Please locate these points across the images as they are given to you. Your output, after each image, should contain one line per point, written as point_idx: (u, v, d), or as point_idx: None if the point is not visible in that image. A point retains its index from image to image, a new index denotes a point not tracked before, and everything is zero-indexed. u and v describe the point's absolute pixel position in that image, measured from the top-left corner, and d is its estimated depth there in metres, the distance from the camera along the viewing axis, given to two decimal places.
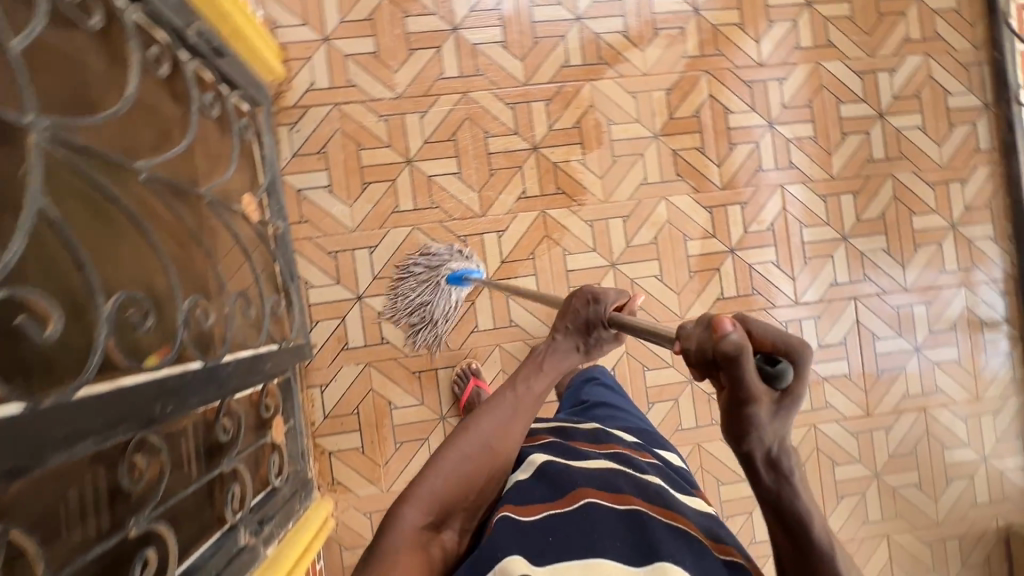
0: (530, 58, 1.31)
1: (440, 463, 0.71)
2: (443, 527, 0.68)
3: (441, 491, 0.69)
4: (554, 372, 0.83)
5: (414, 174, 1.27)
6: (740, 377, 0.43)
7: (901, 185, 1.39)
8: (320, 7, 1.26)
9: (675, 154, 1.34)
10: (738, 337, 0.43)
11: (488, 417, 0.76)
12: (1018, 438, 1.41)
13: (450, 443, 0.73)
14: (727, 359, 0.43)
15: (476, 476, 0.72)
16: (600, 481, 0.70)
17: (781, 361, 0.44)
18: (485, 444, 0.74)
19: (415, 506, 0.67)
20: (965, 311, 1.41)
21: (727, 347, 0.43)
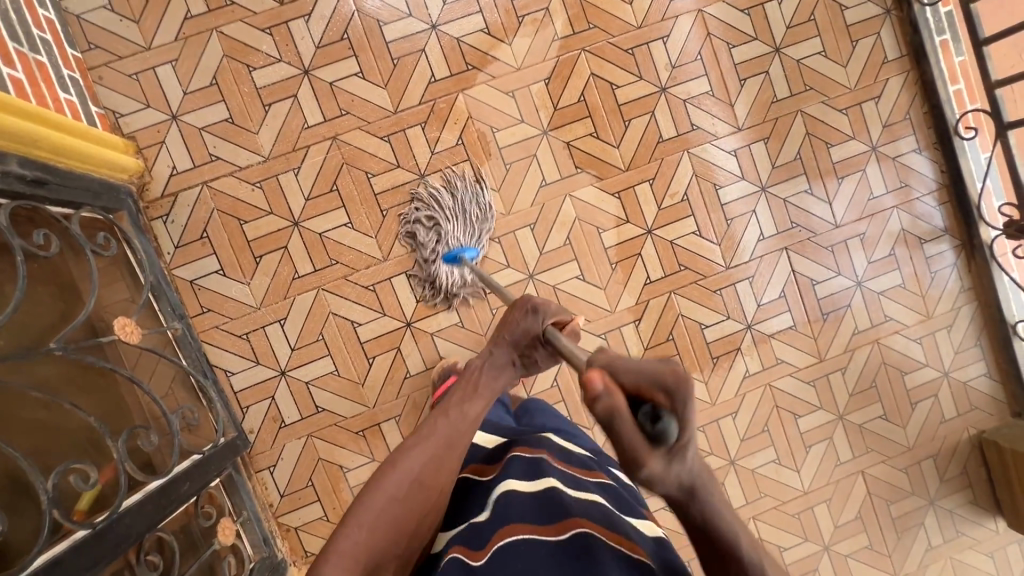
0: (394, 82, 1.22)
1: (369, 510, 0.68)
2: (380, 566, 0.66)
3: (371, 537, 0.66)
4: (485, 392, 0.89)
5: (304, 236, 1.22)
6: (619, 434, 0.47)
7: (812, 120, 1.32)
8: (158, 85, 1.18)
9: (569, 147, 1.26)
10: (607, 395, 0.49)
11: (418, 454, 0.76)
12: (976, 345, 1.38)
13: (376, 488, 0.71)
14: (604, 417, 0.48)
15: (408, 516, 0.70)
16: (545, 510, 0.69)
17: (661, 416, 0.47)
18: (417, 480, 0.73)
19: (342, 556, 0.63)
20: (901, 233, 1.36)
21: (601, 409, 0.48)
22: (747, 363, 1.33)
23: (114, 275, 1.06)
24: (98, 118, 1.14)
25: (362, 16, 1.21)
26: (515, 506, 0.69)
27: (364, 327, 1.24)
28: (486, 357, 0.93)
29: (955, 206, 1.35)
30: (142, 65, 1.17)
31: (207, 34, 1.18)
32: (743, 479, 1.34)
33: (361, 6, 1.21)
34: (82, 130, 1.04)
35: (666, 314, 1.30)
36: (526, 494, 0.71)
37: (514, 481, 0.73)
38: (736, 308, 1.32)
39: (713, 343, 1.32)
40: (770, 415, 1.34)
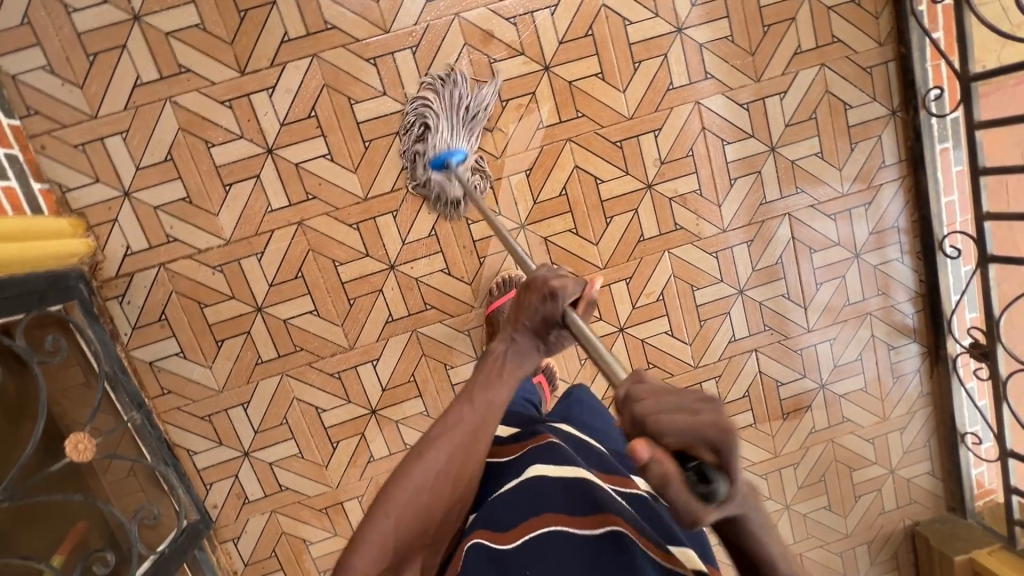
0: (366, 165, 1.15)
1: (393, 503, 0.60)
2: (401, 571, 0.60)
3: (394, 536, 0.59)
4: (512, 381, 0.71)
5: (268, 322, 1.18)
6: (672, 501, 0.37)
7: (798, 224, 1.29)
8: (107, 157, 1.09)
9: (547, 241, 1.22)
10: (656, 461, 0.37)
11: (447, 444, 0.65)
12: (925, 446, 1.44)
13: (402, 481, 0.62)
14: (659, 488, 0.37)
15: (433, 512, 0.62)
16: (578, 497, 0.60)
17: (709, 478, 0.37)
18: (448, 474, 0.63)
19: (368, 558, 0.57)
20: (871, 339, 1.37)
21: (652, 478, 0.37)
22: None
23: (67, 373, 1.03)
24: (41, 197, 1.06)
25: (332, 92, 1.11)
26: (546, 493, 0.61)
27: (328, 412, 1.24)
28: (510, 344, 0.73)
29: (928, 315, 1.36)
30: (89, 135, 1.08)
31: (160, 103, 1.08)
32: None
33: (331, 81, 1.11)
34: (18, 228, 0.97)
35: None
36: (552, 476, 0.62)
37: (544, 460, 0.64)
38: None
39: None
40: None
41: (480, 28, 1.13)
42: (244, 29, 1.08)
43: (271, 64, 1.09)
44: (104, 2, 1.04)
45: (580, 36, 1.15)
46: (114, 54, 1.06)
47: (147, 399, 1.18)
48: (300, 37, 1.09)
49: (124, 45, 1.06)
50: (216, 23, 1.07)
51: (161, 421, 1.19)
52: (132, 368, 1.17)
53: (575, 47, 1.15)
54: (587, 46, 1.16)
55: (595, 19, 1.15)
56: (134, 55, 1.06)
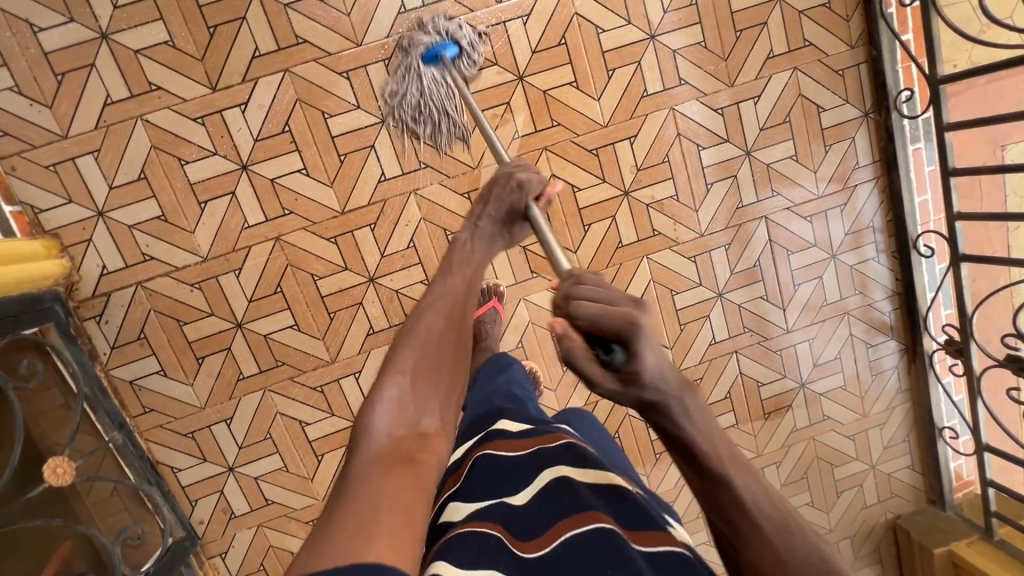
0: (342, 179, 1.15)
1: (401, 367, 0.64)
2: (422, 420, 0.62)
3: (408, 394, 0.62)
4: (478, 258, 0.83)
5: (248, 337, 1.18)
6: (579, 368, 0.47)
7: (774, 226, 1.30)
8: (79, 177, 1.08)
9: (525, 250, 1.23)
10: (565, 334, 0.49)
11: (437, 313, 0.72)
12: (905, 441, 1.46)
13: (407, 349, 0.67)
14: (565, 354, 0.48)
15: (441, 368, 0.67)
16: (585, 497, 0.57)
17: (612, 347, 0.46)
18: (443, 339, 0.69)
19: (389, 413, 0.60)
20: (850, 337, 1.38)
21: (559, 345, 0.48)
22: None
23: (44, 397, 1.03)
24: (12, 219, 1.05)
25: (305, 106, 1.11)
26: (557, 496, 0.59)
27: (312, 426, 1.24)
28: (475, 229, 0.87)
29: (905, 313, 1.38)
30: (59, 155, 1.07)
31: (131, 122, 1.08)
32: None
33: (303, 95, 1.10)
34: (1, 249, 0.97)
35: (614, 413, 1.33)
36: (560, 479, 0.61)
37: (555, 464, 0.63)
38: None
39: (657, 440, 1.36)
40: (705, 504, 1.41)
41: None
42: (214, 45, 1.07)
43: (242, 80, 1.09)
44: (70, 20, 1.03)
45: (553, 45, 1.15)
46: (82, 73, 1.05)
47: (128, 417, 1.17)
48: (271, 52, 1.08)
49: (92, 63, 1.05)
50: (185, 40, 1.06)
51: (143, 439, 1.18)
52: (111, 388, 1.16)
53: (548, 56, 1.16)
54: (560, 55, 1.16)
55: (568, 27, 1.15)
56: (103, 74, 1.05)
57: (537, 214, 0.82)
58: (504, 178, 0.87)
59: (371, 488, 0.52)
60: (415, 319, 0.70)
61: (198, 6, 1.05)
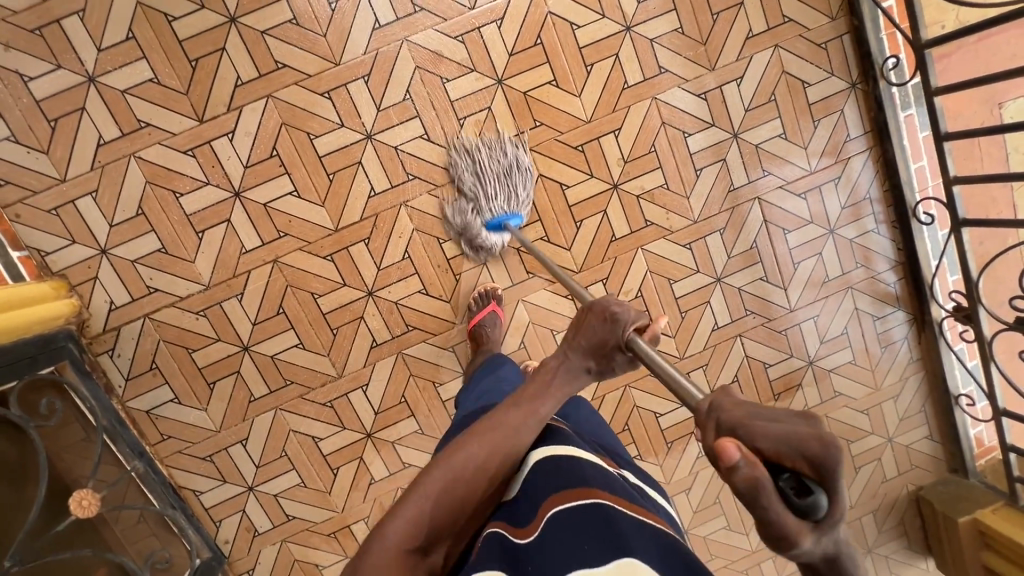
0: (333, 197, 1.16)
1: (432, 487, 0.58)
2: (431, 551, 0.57)
3: (429, 515, 0.57)
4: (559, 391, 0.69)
5: (256, 359, 1.21)
6: (766, 513, 0.37)
7: (768, 207, 1.29)
8: (80, 218, 1.12)
9: (519, 252, 1.24)
10: (749, 466, 0.36)
11: (484, 438, 0.63)
12: (921, 411, 1.44)
13: (443, 469, 0.60)
14: (748, 493, 0.37)
15: (470, 500, 0.61)
16: (570, 476, 0.61)
17: (811, 492, 0.37)
18: (484, 471, 0.61)
19: (402, 528, 0.55)
20: (855, 310, 1.37)
21: (739, 482, 0.37)
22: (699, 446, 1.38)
23: (66, 432, 1.07)
24: (21, 264, 1.09)
25: (290, 129, 1.13)
26: (545, 477, 0.62)
27: (325, 441, 1.26)
28: (563, 360, 0.69)
29: (910, 283, 1.36)
30: (60, 199, 1.10)
31: (124, 160, 1.10)
32: (695, 545, 1.43)
33: (288, 119, 1.12)
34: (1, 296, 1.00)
35: (622, 406, 1.33)
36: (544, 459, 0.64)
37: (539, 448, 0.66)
38: None
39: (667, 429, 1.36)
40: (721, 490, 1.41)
41: (429, 49, 1.13)
42: (197, 78, 1.09)
43: (228, 109, 1.11)
44: (57, 67, 1.06)
45: (529, 46, 1.16)
46: (74, 117, 1.08)
47: (148, 446, 1.21)
48: (253, 79, 1.11)
49: (83, 107, 1.08)
50: (169, 75, 1.09)
51: (164, 466, 1.22)
52: (129, 419, 1.19)
53: (525, 58, 1.16)
54: (537, 55, 1.16)
55: (542, 27, 1.15)
56: (93, 116, 1.08)
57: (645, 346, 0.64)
58: (601, 307, 0.68)
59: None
60: (461, 442, 0.62)
61: (179, 41, 1.08)
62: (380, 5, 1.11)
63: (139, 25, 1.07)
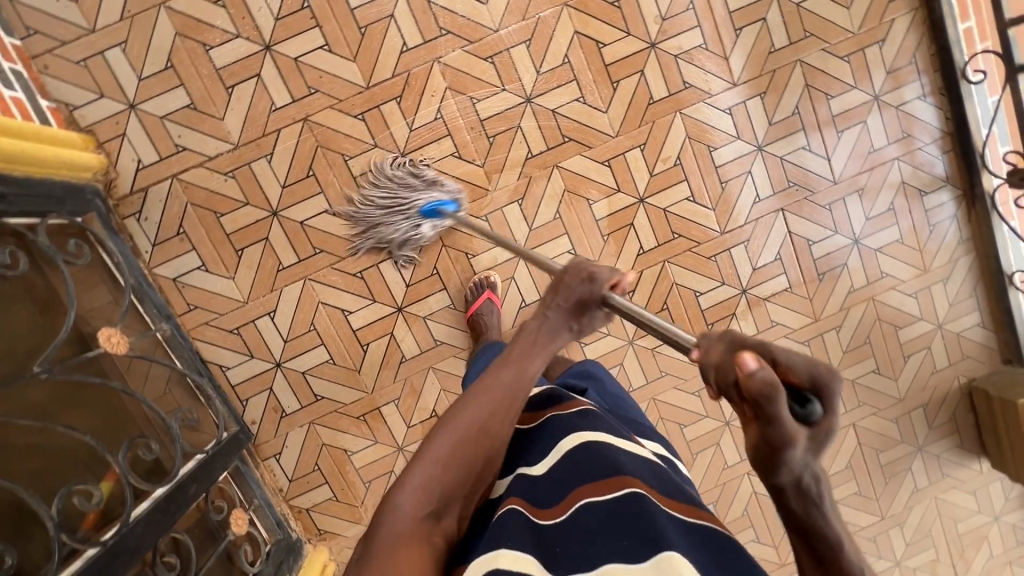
0: (364, 53, 1.14)
1: (438, 450, 0.59)
2: (444, 516, 0.58)
3: (437, 479, 0.58)
4: (543, 342, 0.71)
5: (286, 226, 1.18)
6: (771, 416, 0.42)
7: (811, 70, 1.25)
8: (109, 70, 1.10)
9: (553, 116, 1.20)
10: (765, 373, 0.42)
11: (489, 400, 0.64)
12: (972, 297, 1.38)
13: (445, 431, 0.61)
14: (761, 394, 0.41)
15: (477, 461, 0.61)
16: (600, 464, 0.59)
17: (812, 402, 0.44)
18: (488, 431, 0.62)
19: (409, 495, 0.56)
20: (902, 185, 1.32)
21: (757, 384, 0.42)
22: (741, 328, 1.33)
23: (95, 285, 1.04)
24: (50, 114, 1.07)
25: None
26: (574, 465, 0.60)
27: (355, 314, 1.22)
28: (543, 318, 0.73)
29: (959, 154, 1.31)
30: (89, 50, 1.09)
31: (154, 10, 1.09)
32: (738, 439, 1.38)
33: None
34: (36, 130, 0.98)
35: (661, 284, 1.28)
36: (575, 449, 0.62)
37: (568, 432, 0.64)
38: (729, 274, 1.30)
39: (708, 309, 1.31)
40: None
41: None
42: None
43: None
44: None
45: None
46: None
47: (174, 314, 1.17)
48: None
49: None
50: None
51: (191, 337, 1.18)
52: (157, 286, 1.17)
53: None
54: None
55: None
56: None
57: (625, 303, 0.72)
58: (579, 267, 0.75)
59: None
60: (461, 403, 0.63)
61: None
62: None
63: None
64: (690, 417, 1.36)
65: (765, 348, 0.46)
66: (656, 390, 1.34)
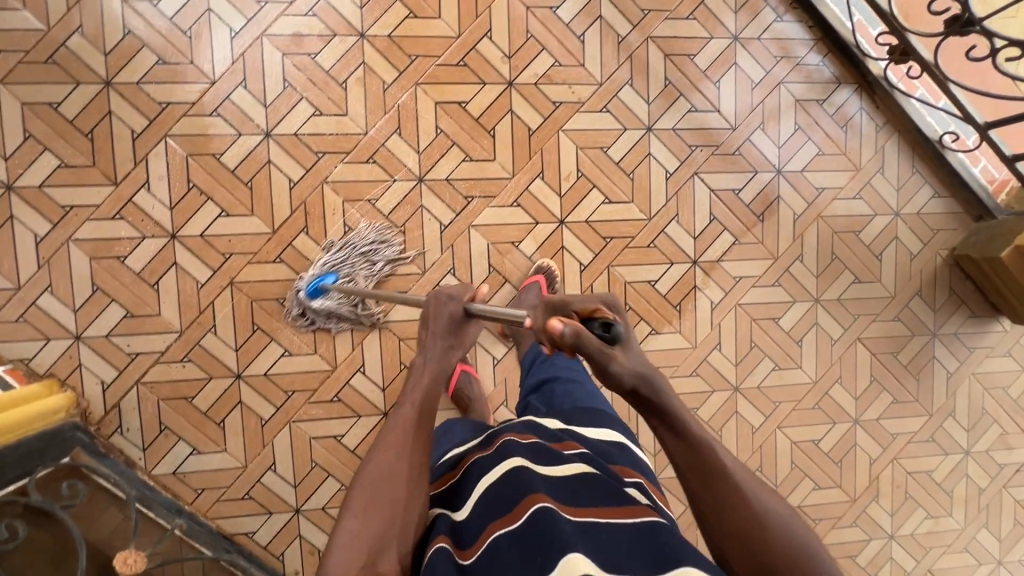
0: (259, 203, 1.20)
1: (355, 507, 0.62)
2: (379, 562, 0.59)
3: (361, 532, 0.60)
4: (437, 374, 0.75)
5: (252, 382, 1.22)
6: (587, 350, 0.54)
7: (664, 41, 1.28)
8: (46, 315, 1.17)
9: (449, 183, 1.24)
10: (571, 324, 0.53)
11: (396, 445, 0.67)
12: (915, 174, 1.37)
13: (364, 485, 0.63)
14: (575, 342, 0.53)
15: (396, 501, 0.62)
16: (513, 485, 0.60)
17: (614, 322, 0.55)
18: (407, 468, 0.65)
19: (341, 554, 0.58)
20: (796, 103, 1.33)
21: (569, 336, 0.53)
22: (709, 297, 1.32)
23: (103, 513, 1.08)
24: (9, 375, 1.11)
25: (197, 159, 1.18)
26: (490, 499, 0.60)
27: (348, 436, 1.26)
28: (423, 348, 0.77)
29: (836, 54, 1.33)
30: (23, 305, 1.16)
31: (64, 247, 1.16)
32: (754, 399, 1.36)
33: (190, 150, 1.18)
34: (10, 397, 1.04)
35: (614, 288, 1.30)
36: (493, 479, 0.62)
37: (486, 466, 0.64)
38: (674, 252, 1.31)
39: (669, 292, 1.31)
40: (751, 330, 1.34)
41: (286, 35, 1.18)
42: (98, 148, 1.16)
43: (135, 163, 1.17)
44: None
45: None
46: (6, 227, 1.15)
47: (186, 505, 1.22)
48: (145, 128, 1.16)
49: (10, 215, 1.14)
50: (73, 154, 1.15)
51: (209, 519, 1.22)
52: (161, 485, 1.21)
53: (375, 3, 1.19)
54: None
55: None
56: (22, 219, 1.15)
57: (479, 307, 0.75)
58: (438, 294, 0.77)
59: None
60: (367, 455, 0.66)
61: (70, 121, 1.15)
62: (227, 14, 1.16)
63: (30, 122, 1.14)
64: (698, 398, 1.34)
65: (565, 306, 0.56)
66: None
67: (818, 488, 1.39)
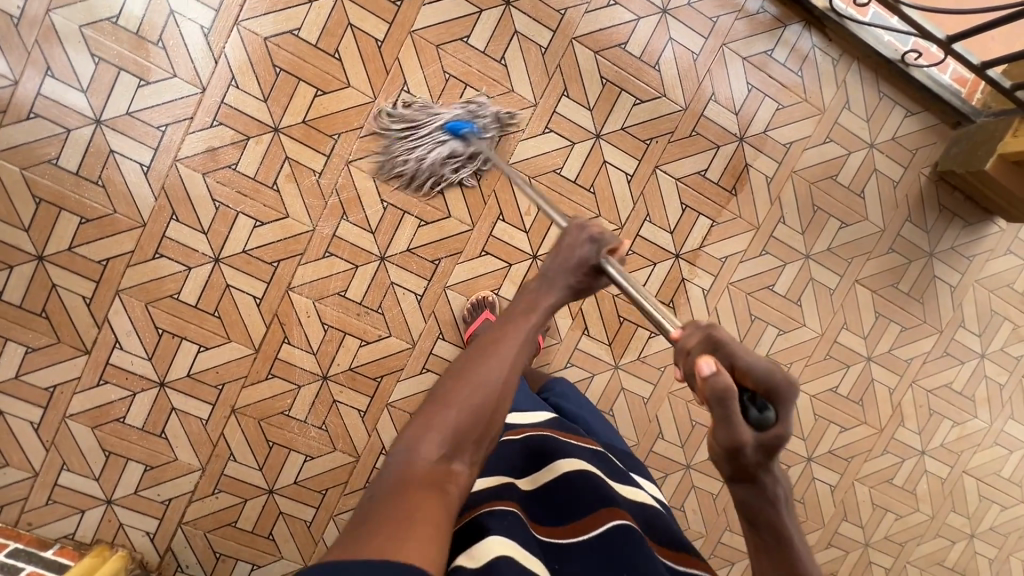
0: (232, 328, 1.18)
1: (450, 394, 0.54)
2: (456, 462, 0.52)
3: (453, 420, 0.53)
4: (548, 292, 0.66)
5: (286, 492, 1.25)
6: (727, 411, 0.49)
7: (589, 38, 1.19)
8: (70, 491, 1.18)
9: (412, 252, 1.20)
10: (723, 377, 0.48)
11: (503, 350, 0.58)
12: (882, 99, 1.29)
13: (463, 374, 0.56)
14: (717, 395, 0.48)
15: (491, 406, 0.55)
16: (595, 496, 0.66)
17: (767, 410, 0.51)
18: (501, 379, 0.56)
19: (419, 439, 0.51)
20: (745, 61, 1.24)
21: (716, 386, 0.48)
22: (699, 285, 1.30)
23: None
24: (60, 555, 1.15)
25: (156, 304, 1.15)
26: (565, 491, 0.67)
27: None
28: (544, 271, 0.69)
29: None
30: (45, 489, 1.18)
31: (63, 425, 1.17)
32: None
33: (147, 297, 1.15)
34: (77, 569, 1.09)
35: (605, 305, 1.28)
36: (575, 472, 0.68)
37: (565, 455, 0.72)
38: (654, 251, 1.27)
39: (658, 293, 1.29)
40: (748, 304, 1.33)
41: (200, 153, 1.11)
42: (57, 322, 1.13)
43: (99, 326, 1.14)
44: None
45: (273, 81, 1.11)
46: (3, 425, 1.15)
47: None
48: (95, 289, 1.13)
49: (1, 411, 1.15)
50: (36, 337, 1.13)
51: None
52: None
53: (279, 92, 1.12)
54: (286, 81, 1.12)
55: (271, 56, 1.10)
56: (14, 412, 1.15)
57: (620, 271, 0.69)
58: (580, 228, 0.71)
59: (393, 510, 0.45)
60: (477, 352, 0.58)
61: (20, 306, 1.12)
62: (133, 150, 1.10)
63: None
64: None
65: (730, 355, 0.51)
66: (668, 384, 1.33)
67: (845, 430, 1.42)
